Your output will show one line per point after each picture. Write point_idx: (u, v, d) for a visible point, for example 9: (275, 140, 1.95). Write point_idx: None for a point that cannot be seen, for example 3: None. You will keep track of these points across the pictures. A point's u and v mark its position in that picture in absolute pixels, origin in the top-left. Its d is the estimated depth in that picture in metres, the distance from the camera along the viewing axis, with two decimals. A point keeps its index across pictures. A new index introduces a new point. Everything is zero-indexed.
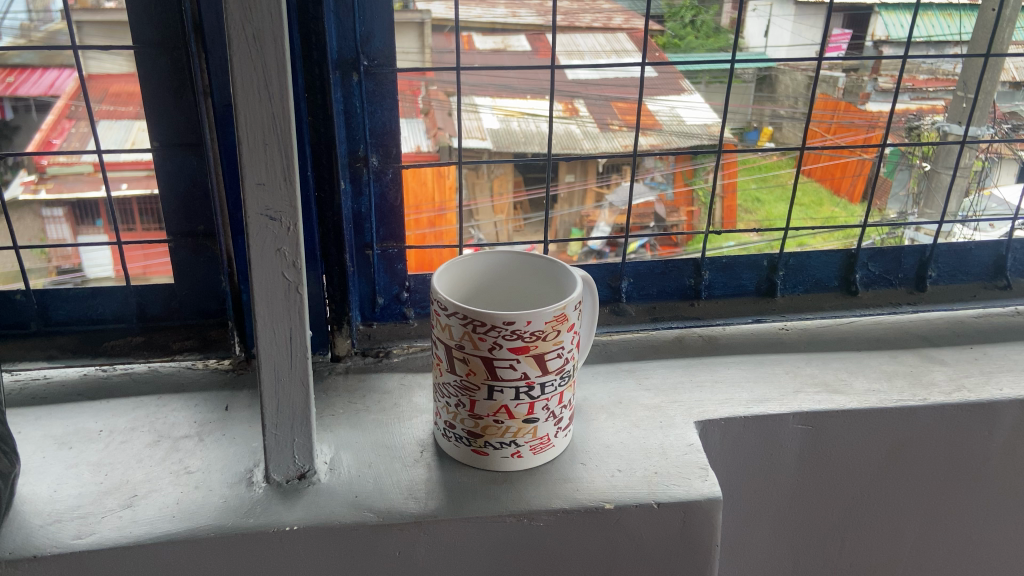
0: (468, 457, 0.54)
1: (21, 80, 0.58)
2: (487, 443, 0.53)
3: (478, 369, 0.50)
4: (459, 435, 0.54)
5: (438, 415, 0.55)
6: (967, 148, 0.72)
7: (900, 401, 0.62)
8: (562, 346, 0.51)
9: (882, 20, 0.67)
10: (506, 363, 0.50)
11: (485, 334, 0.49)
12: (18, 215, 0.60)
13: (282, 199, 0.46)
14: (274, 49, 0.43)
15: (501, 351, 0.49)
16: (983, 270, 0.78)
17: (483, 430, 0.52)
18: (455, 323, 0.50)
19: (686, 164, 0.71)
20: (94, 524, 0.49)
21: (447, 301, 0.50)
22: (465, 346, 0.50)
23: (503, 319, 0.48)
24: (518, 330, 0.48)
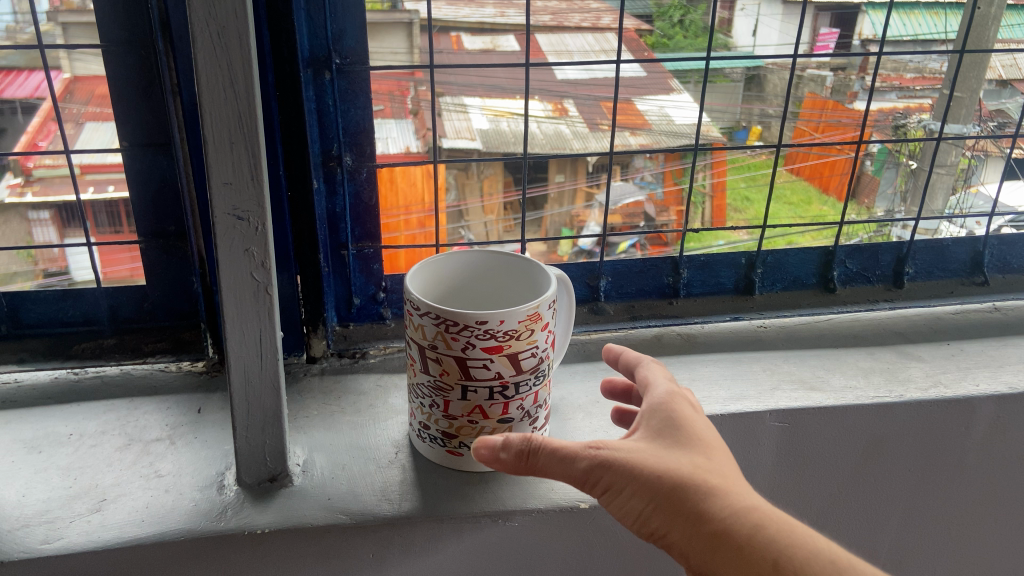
0: (443, 459, 0.53)
1: (6, 81, 0.56)
2: (462, 444, 0.52)
3: (451, 369, 0.50)
4: (434, 436, 0.53)
5: (412, 416, 0.54)
6: (953, 145, 0.72)
7: (877, 397, 0.62)
8: (536, 345, 0.50)
9: (869, 20, 0.66)
10: (480, 362, 0.49)
11: (457, 334, 0.48)
12: (5, 217, 0.60)
13: (249, 199, 0.45)
14: (240, 46, 0.42)
15: (474, 350, 0.48)
16: (960, 265, 0.78)
17: (457, 431, 0.52)
18: (427, 323, 0.49)
19: (675, 163, 0.70)
20: (62, 528, 0.48)
21: (418, 301, 0.49)
22: (438, 346, 0.49)
23: (475, 319, 0.47)
24: (491, 330, 0.48)
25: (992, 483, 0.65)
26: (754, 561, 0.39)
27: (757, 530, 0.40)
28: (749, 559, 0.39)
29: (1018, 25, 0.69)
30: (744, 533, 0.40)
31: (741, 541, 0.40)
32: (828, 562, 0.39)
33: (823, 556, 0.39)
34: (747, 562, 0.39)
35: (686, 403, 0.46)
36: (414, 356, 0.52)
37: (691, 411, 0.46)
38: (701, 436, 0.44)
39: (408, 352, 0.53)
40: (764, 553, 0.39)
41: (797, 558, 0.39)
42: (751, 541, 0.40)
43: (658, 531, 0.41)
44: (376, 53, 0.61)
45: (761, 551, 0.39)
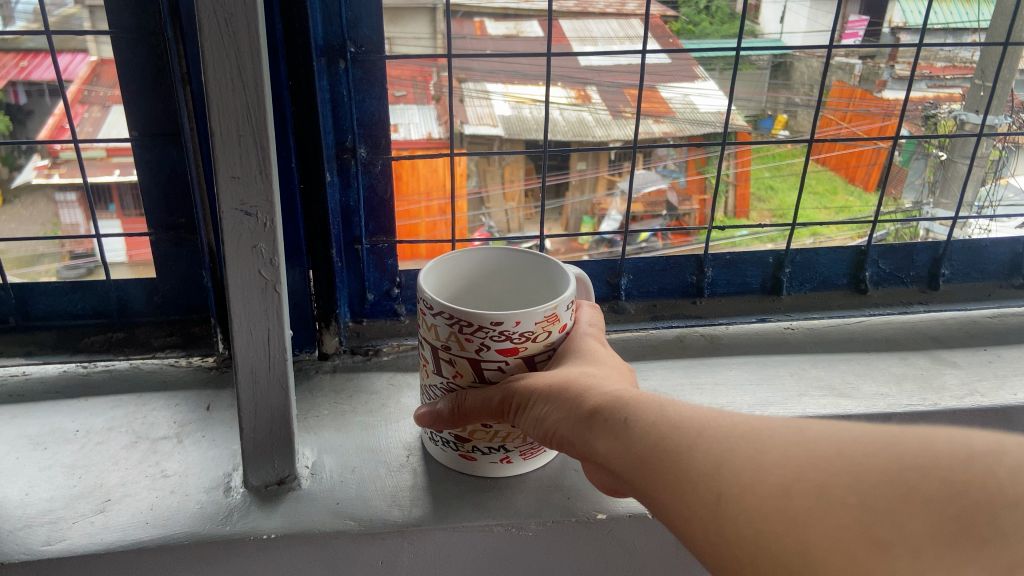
0: (456, 462, 0.52)
1: (34, 65, 0.56)
2: (475, 449, 0.50)
3: (465, 371, 0.48)
4: (447, 440, 0.51)
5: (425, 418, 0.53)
6: (983, 138, 0.69)
7: (910, 405, 0.59)
8: (553, 347, 0.48)
9: (900, 7, 0.63)
10: (495, 364, 0.47)
11: (471, 335, 0.46)
12: (33, 199, 0.60)
13: (257, 194, 0.43)
14: (248, 34, 0.40)
15: (489, 352, 0.46)
16: (1000, 267, 0.75)
17: (470, 435, 0.49)
18: (439, 323, 0.46)
19: (699, 152, 0.67)
20: (65, 529, 0.46)
21: (430, 300, 0.46)
22: (451, 348, 0.47)
23: (490, 320, 0.45)
24: (507, 331, 0.45)
25: None
26: (606, 425, 0.39)
27: (609, 398, 0.40)
28: (603, 425, 0.39)
29: None
30: (598, 403, 0.40)
31: (604, 412, 0.40)
32: (660, 412, 0.38)
33: (657, 407, 0.38)
34: (608, 429, 0.39)
35: (596, 337, 0.49)
36: (428, 358, 0.50)
37: (596, 341, 0.49)
38: (596, 355, 0.47)
39: (421, 352, 0.51)
40: (612, 413, 0.39)
41: (636, 412, 0.38)
42: (602, 405, 0.40)
43: (550, 430, 0.43)
44: (400, 38, 0.59)
45: (609, 412, 0.39)
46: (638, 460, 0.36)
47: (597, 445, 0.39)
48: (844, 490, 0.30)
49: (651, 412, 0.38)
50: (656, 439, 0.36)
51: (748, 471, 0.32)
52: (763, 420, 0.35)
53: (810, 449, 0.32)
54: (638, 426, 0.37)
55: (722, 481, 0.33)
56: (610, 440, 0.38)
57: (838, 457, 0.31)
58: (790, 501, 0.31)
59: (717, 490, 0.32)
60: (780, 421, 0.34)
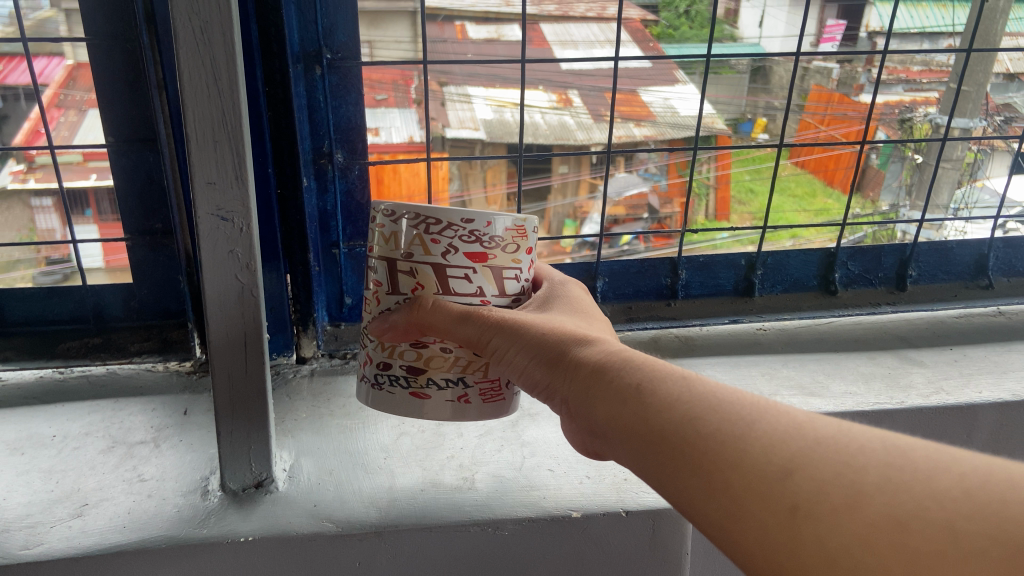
0: (405, 405, 0.45)
1: (8, 69, 0.56)
2: (429, 384, 0.45)
3: (426, 282, 0.43)
4: (397, 376, 0.45)
5: (367, 360, 0.46)
6: (960, 142, 0.72)
7: (876, 404, 0.59)
8: (520, 267, 0.45)
9: (876, 11, 0.66)
10: (461, 274, 0.43)
11: (438, 235, 0.42)
12: (8, 204, 0.60)
13: (233, 199, 0.43)
14: (223, 41, 0.40)
15: (456, 257, 0.42)
16: (965, 268, 0.78)
17: (427, 364, 0.44)
18: (401, 226, 0.42)
19: (681, 155, 0.68)
20: (43, 534, 0.46)
21: (391, 203, 0.43)
22: (413, 254, 0.42)
23: (461, 217, 0.42)
24: (478, 232, 0.42)
25: None
26: (623, 396, 0.38)
27: (623, 363, 0.39)
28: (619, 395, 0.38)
29: None
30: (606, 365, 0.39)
31: (618, 378, 0.38)
32: (691, 387, 0.36)
33: (681, 379, 0.37)
34: (623, 397, 0.37)
35: (578, 289, 0.50)
36: (380, 279, 0.44)
37: (581, 293, 0.49)
38: (585, 310, 0.47)
39: (371, 279, 0.45)
40: (627, 381, 0.38)
41: (659, 382, 0.37)
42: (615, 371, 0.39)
43: (540, 382, 0.42)
44: (381, 42, 0.60)
45: (624, 379, 0.38)
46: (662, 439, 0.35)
47: (606, 409, 0.38)
48: (978, 535, 0.27)
49: (676, 384, 0.37)
50: (690, 414, 0.35)
51: (841, 486, 0.30)
52: (846, 429, 0.32)
53: (926, 481, 0.29)
54: (663, 399, 0.36)
55: (798, 490, 0.30)
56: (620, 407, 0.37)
57: (966, 498, 0.28)
58: (907, 537, 0.28)
59: (793, 501, 0.30)
60: (877, 437, 0.32)
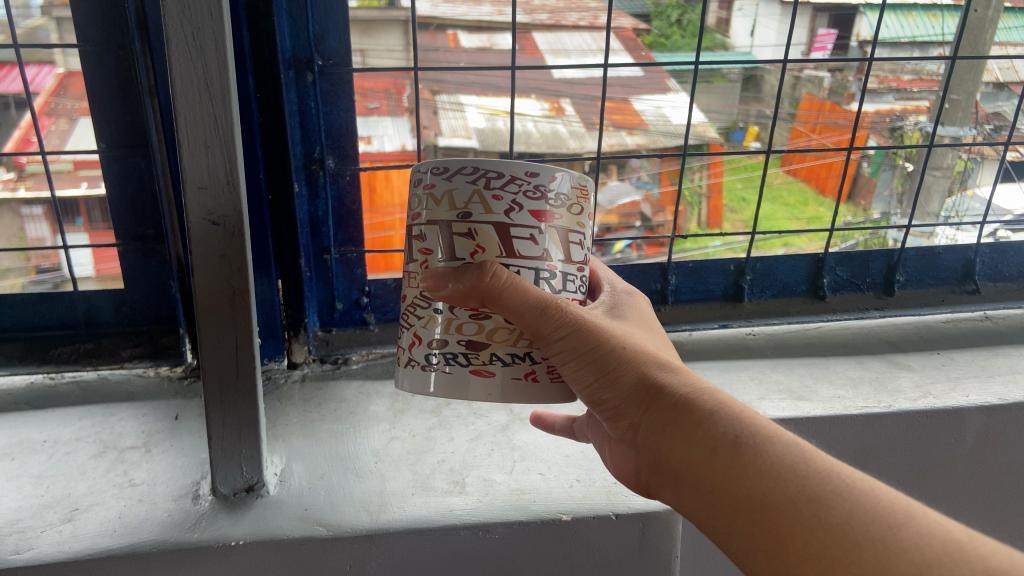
0: (461, 384, 0.42)
1: None
2: (492, 360, 0.42)
3: (488, 243, 0.41)
4: (454, 353, 0.42)
5: (415, 340, 0.44)
6: (951, 149, 0.73)
7: (865, 408, 0.59)
8: (582, 231, 0.44)
9: (867, 21, 0.67)
10: (526, 234, 0.41)
11: (501, 190, 0.40)
12: None
13: (225, 204, 0.43)
14: (215, 48, 0.40)
15: (520, 215, 0.41)
16: (952, 273, 0.78)
17: (489, 338, 0.42)
18: (458, 183, 0.41)
19: (673, 163, 0.70)
20: (33, 538, 0.46)
21: (445, 162, 0.41)
22: (473, 213, 0.40)
23: (525, 170, 0.41)
24: (542, 186, 0.41)
25: (990, 496, 0.63)
26: (719, 445, 0.37)
27: (719, 408, 0.38)
28: (716, 442, 0.37)
29: (1015, 28, 0.70)
30: (705, 411, 0.38)
31: (724, 428, 0.37)
32: (804, 455, 0.36)
33: (789, 442, 0.36)
34: (724, 451, 0.37)
35: (644, 301, 0.49)
36: (432, 246, 0.42)
37: (646, 306, 0.48)
38: (652, 326, 0.46)
39: (419, 249, 0.43)
40: (725, 431, 0.37)
41: (766, 441, 0.36)
42: (718, 419, 0.38)
43: (612, 408, 0.41)
44: (374, 50, 0.61)
45: (724, 428, 0.37)
46: (762, 503, 0.35)
47: (694, 455, 0.38)
48: None
49: (784, 447, 0.36)
50: (805, 491, 0.34)
51: None
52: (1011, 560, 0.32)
53: None
54: (772, 460, 0.36)
55: None
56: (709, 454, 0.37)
57: None
58: None
59: None
60: None
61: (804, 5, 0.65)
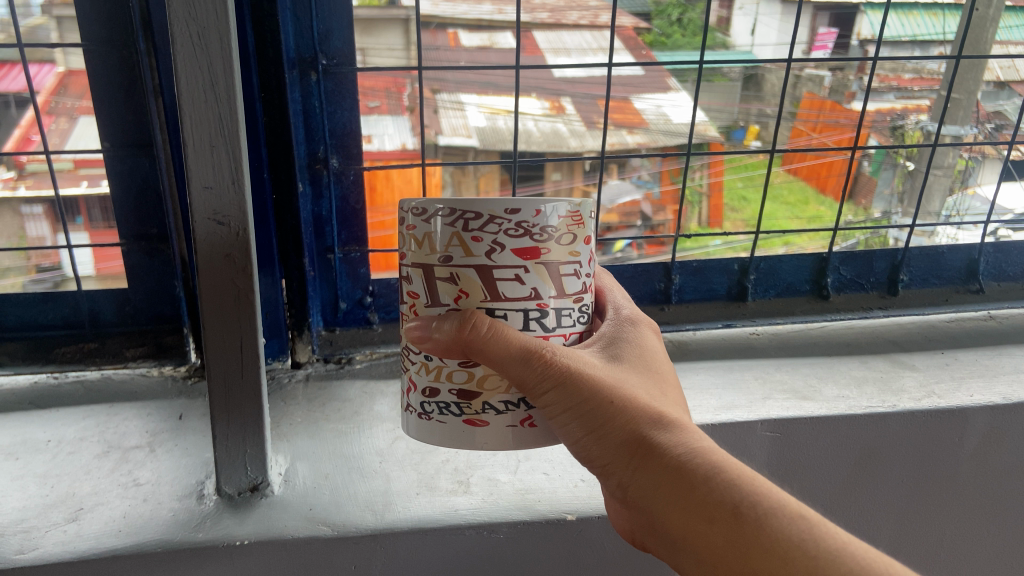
0: (457, 434, 0.41)
1: None
2: (484, 409, 0.40)
3: (471, 288, 0.38)
4: (447, 403, 0.40)
5: (411, 386, 0.42)
6: (951, 149, 0.73)
7: (869, 408, 0.59)
8: (579, 259, 0.40)
9: (868, 19, 0.67)
10: (510, 275, 0.38)
11: (480, 231, 0.37)
12: None
13: (230, 204, 0.43)
14: (221, 47, 0.40)
15: (503, 256, 0.37)
16: (957, 273, 0.78)
17: (480, 386, 0.40)
18: (436, 226, 0.38)
19: (673, 163, 0.69)
20: (37, 538, 0.46)
21: (422, 202, 0.38)
22: (453, 257, 0.38)
23: (505, 207, 0.37)
24: (525, 224, 0.37)
25: (996, 496, 0.63)
26: (717, 516, 0.35)
27: (716, 470, 0.36)
28: (714, 512, 0.35)
29: (1016, 26, 0.70)
30: (702, 476, 0.36)
31: (722, 496, 0.35)
32: (811, 529, 0.34)
33: (789, 509, 0.35)
34: (723, 521, 0.35)
35: (650, 332, 0.45)
36: (417, 290, 0.40)
37: (651, 339, 0.45)
38: (653, 364, 0.43)
39: (407, 291, 0.41)
40: (723, 498, 0.35)
41: (768, 512, 0.35)
42: (716, 486, 0.36)
43: (602, 461, 0.39)
44: (374, 49, 0.60)
45: (721, 495, 0.35)
46: None
47: (691, 522, 0.36)
48: None
49: (785, 518, 0.35)
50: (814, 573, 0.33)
51: None
52: None
53: None
54: (773, 533, 0.34)
55: None
56: (707, 524, 0.36)
57: None
58: None
59: None
60: None
61: (806, 4, 0.65)
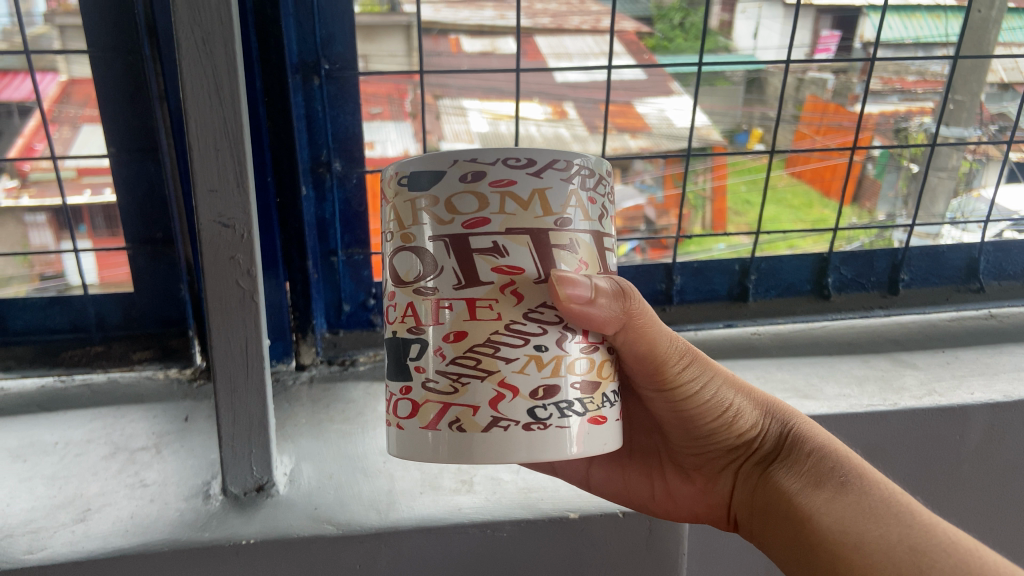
0: (579, 438, 0.36)
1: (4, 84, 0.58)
2: (604, 402, 0.38)
3: (586, 254, 0.37)
4: (569, 402, 0.36)
5: (502, 394, 0.35)
6: (955, 149, 0.74)
7: (870, 405, 0.59)
8: None
9: (870, 22, 0.68)
10: (608, 245, 0.39)
11: (595, 193, 0.38)
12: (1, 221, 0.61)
13: (235, 206, 0.43)
14: (225, 53, 0.41)
15: (605, 222, 0.39)
16: (956, 272, 0.78)
17: (599, 373, 0.38)
18: (553, 183, 0.36)
19: (677, 166, 0.70)
20: (46, 538, 0.46)
21: (529, 154, 0.35)
22: (572, 219, 0.36)
23: (604, 171, 0.39)
24: (613, 192, 0.40)
25: (997, 492, 0.63)
26: (825, 480, 0.43)
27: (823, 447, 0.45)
28: (823, 476, 0.43)
29: (1018, 28, 0.71)
30: (814, 450, 0.45)
31: (830, 466, 0.44)
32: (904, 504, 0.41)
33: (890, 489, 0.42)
34: (829, 488, 0.42)
35: None
36: (519, 262, 0.35)
37: None
38: None
39: (496, 265, 0.35)
40: (831, 469, 0.44)
41: (869, 485, 0.42)
42: (826, 458, 0.44)
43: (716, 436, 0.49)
44: (376, 56, 0.61)
45: (829, 465, 0.44)
46: (851, 533, 0.40)
47: (801, 490, 0.44)
48: None
49: (880, 488, 0.42)
50: (900, 521, 0.39)
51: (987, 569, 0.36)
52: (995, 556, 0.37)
53: None
54: (872, 501, 0.41)
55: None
56: (813, 487, 0.43)
57: None
58: None
59: None
60: None
61: (806, 7, 0.66)
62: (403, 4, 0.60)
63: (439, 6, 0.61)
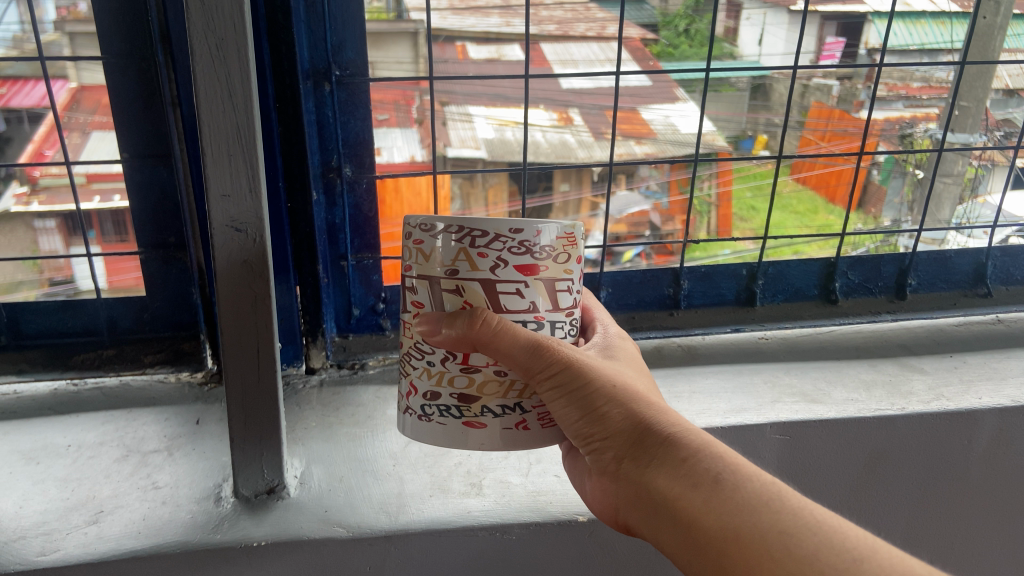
0: (456, 435, 0.43)
1: (13, 91, 0.58)
2: (485, 412, 0.42)
3: (476, 300, 0.40)
4: (447, 406, 0.42)
5: (410, 390, 0.44)
6: (960, 155, 0.74)
7: (878, 409, 0.60)
8: (575, 276, 0.43)
9: (876, 29, 0.68)
10: (512, 289, 0.40)
11: (486, 248, 0.39)
12: (10, 226, 0.62)
13: (247, 211, 0.44)
14: (238, 60, 0.41)
15: (506, 271, 0.40)
16: (964, 276, 0.79)
17: (479, 390, 0.42)
18: (444, 243, 0.40)
19: (682, 172, 0.70)
20: (59, 540, 0.46)
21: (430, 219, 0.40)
22: (458, 271, 0.40)
23: (510, 227, 0.39)
24: (527, 243, 0.40)
25: (1005, 496, 0.63)
26: (701, 481, 0.39)
27: (702, 447, 0.40)
28: (698, 477, 0.39)
29: None
30: (689, 451, 0.40)
31: (709, 468, 0.39)
32: (777, 496, 0.37)
33: (767, 482, 0.38)
34: (704, 490, 0.38)
35: (633, 346, 0.50)
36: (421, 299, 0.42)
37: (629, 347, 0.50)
38: (642, 371, 0.48)
39: (411, 300, 0.43)
40: (708, 467, 0.39)
41: (742, 479, 0.38)
42: (700, 458, 0.40)
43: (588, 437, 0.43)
44: (383, 62, 0.62)
45: (706, 464, 0.39)
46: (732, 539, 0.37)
47: (678, 493, 0.39)
48: None
49: (754, 482, 0.38)
50: (778, 524, 0.36)
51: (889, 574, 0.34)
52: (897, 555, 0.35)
53: None
54: (745, 499, 0.37)
55: None
56: (690, 488, 0.39)
57: None
58: None
59: None
60: None
61: (812, 14, 0.66)
62: (410, 12, 0.61)
63: (446, 13, 0.61)
